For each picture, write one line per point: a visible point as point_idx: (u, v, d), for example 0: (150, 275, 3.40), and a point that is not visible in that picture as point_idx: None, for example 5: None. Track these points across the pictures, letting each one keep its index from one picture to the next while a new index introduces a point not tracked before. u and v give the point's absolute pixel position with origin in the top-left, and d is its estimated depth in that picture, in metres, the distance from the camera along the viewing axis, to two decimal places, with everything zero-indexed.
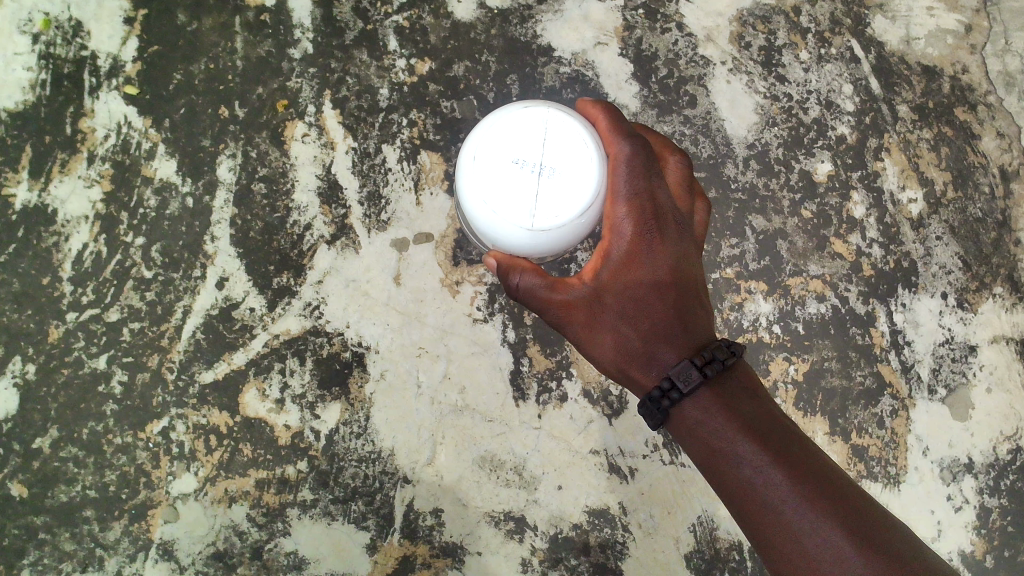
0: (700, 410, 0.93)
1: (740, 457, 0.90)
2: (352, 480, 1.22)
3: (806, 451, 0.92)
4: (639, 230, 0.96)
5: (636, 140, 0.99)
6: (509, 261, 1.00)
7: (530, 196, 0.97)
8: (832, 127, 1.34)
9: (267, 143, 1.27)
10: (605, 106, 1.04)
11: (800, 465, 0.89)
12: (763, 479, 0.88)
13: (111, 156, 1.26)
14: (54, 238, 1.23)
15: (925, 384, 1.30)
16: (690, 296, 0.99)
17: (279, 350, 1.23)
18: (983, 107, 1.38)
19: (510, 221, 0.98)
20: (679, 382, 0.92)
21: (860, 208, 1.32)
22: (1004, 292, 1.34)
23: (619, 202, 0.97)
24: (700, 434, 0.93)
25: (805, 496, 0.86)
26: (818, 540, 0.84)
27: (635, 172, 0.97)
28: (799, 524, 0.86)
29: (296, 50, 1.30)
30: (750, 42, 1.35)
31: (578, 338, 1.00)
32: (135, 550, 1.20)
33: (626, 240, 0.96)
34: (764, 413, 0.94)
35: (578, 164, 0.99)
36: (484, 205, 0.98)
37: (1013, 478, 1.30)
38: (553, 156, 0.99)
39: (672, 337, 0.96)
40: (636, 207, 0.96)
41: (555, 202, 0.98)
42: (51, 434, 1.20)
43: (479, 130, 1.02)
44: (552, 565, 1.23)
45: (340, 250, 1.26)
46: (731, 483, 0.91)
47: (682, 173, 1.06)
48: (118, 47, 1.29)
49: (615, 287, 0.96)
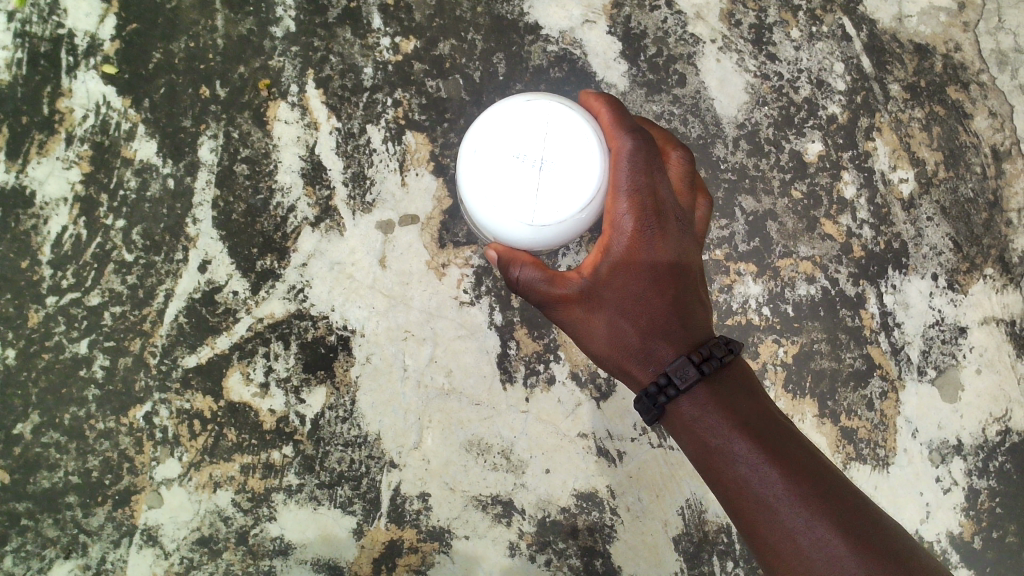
0: (696, 406, 0.92)
1: (736, 455, 0.89)
2: (338, 464, 1.21)
3: (802, 448, 0.91)
4: (639, 226, 0.93)
5: (640, 134, 0.96)
6: (509, 254, 0.99)
7: (530, 192, 0.96)
8: (822, 107, 1.32)
9: (249, 123, 1.25)
10: (608, 99, 1.02)
11: (796, 463, 0.88)
12: (758, 477, 0.87)
13: (90, 136, 1.24)
14: (32, 221, 1.21)
15: (915, 366, 1.29)
16: (688, 292, 0.98)
17: (263, 333, 1.22)
18: (976, 85, 1.36)
19: (509, 216, 0.96)
20: (676, 379, 0.91)
21: (851, 188, 1.31)
22: (995, 274, 1.33)
23: (620, 197, 0.93)
24: (696, 430, 0.92)
25: (799, 494, 0.85)
26: (813, 539, 0.83)
27: (638, 167, 0.93)
28: (792, 523, 0.84)
29: (278, 28, 1.27)
30: (741, 19, 1.33)
31: (576, 332, 0.99)
32: (119, 536, 1.18)
33: (627, 236, 0.93)
34: (761, 410, 0.94)
35: (580, 159, 0.97)
36: (483, 199, 0.97)
37: (1001, 460, 1.29)
38: (554, 150, 0.97)
39: (670, 333, 0.95)
40: (637, 203, 0.93)
41: (555, 197, 0.96)
42: (32, 420, 1.19)
43: (478, 122, 1.00)
44: (540, 549, 1.22)
45: (324, 232, 1.24)
46: (726, 480, 0.90)
47: (683, 168, 1.04)
48: (96, 26, 1.26)
49: (613, 282, 0.95)
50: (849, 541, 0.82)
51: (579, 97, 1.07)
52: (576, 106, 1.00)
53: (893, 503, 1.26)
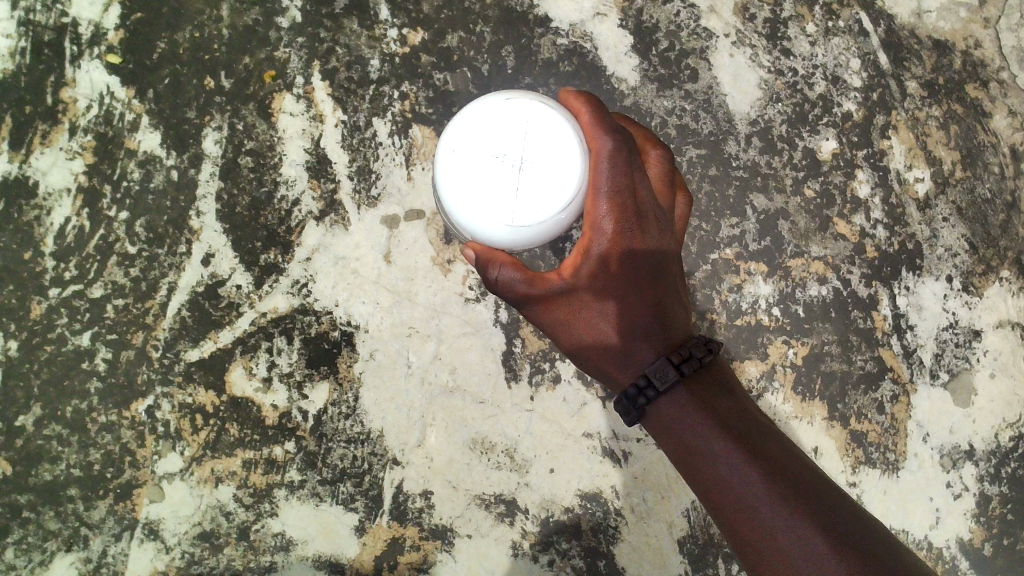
0: (676, 407, 0.92)
1: (715, 454, 0.88)
2: (340, 461, 1.20)
3: (783, 448, 0.90)
4: (620, 227, 0.91)
5: (620, 133, 0.92)
6: (488, 253, 0.95)
7: (509, 193, 0.94)
8: (838, 104, 1.29)
9: (254, 115, 1.23)
10: (588, 98, 0.98)
11: (775, 461, 0.86)
12: (735, 474, 0.86)
13: (94, 127, 1.22)
14: (35, 212, 1.21)
15: (927, 369, 1.27)
16: (668, 293, 0.97)
17: (266, 328, 1.20)
18: (995, 83, 1.33)
19: (488, 217, 0.94)
20: (656, 379, 0.91)
21: (865, 187, 1.28)
22: (1011, 276, 1.30)
23: (600, 198, 0.91)
24: (676, 431, 0.92)
25: (778, 491, 0.83)
26: (794, 537, 0.80)
27: (619, 168, 0.90)
28: (772, 521, 0.82)
29: (284, 18, 1.25)
30: (756, 13, 1.30)
31: (555, 332, 0.98)
32: (120, 530, 1.18)
33: (607, 238, 0.91)
34: (741, 411, 0.93)
35: (560, 158, 0.95)
36: (464, 194, 0.95)
37: (1014, 466, 1.27)
38: (535, 149, 0.95)
39: (651, 335, 0.94)
40: (617, 204, 0.90)
41: (535, 198, 0.94)
42: (34, 412, 1.18)
43: (457, 120, 0.98)
44: (543, 549, 1.21)
45: (329, 227, 1.23)
46: (706, 481, 0.89)
47: (663, 167, 1.02)
48: (100, 15, 1.25)
49: (594, 284, 0.93)
50: (828, 537, 0.79)
51: (561, 96, 1.02)
52: (556, 106, 0.98)
53: (902, 507, 1.24)
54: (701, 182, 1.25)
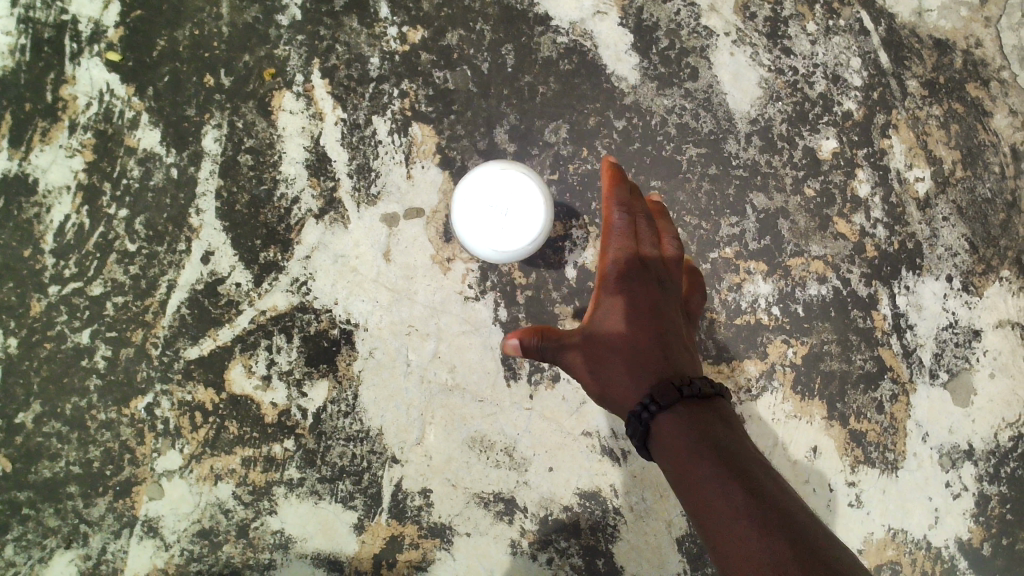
0: (674, 427, 0.90)
1: (703, 473, 0.84)
2: (339, 459, 1.20)
3: (774, 478, 0.85)
4: (623, 271, 1.04)
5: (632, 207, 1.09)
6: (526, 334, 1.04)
7: (496, 220, 1.06)
8: (838, 103, 1.29)
9: (254, 113, 1.23)
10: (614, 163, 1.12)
11: (761, 484, 0.82)
12: (718, 489, 0.81)
13: (93, 124, 1.22)
14: (35, 209, 1.21)
15: (927, 368, 1.26)
16: (676, 339, 1.01)
17: (266, 326, 1.21)
18: (996, 83, 1.33)
19: (478, 240, 1.06)
20: (657, 397, 0.92)
21: (865, 186, 1.28)
22: (1011, 276, 1.29)
23: (608, 245, 1.07)
24: (671, 451, 0.89)
25: (759, 507, 0.78)
26: (766, 551, 0.74)
27: (629, 228, 1.07)
28: (747, 535, 0.76)
29: (283, 16, 1.25)
30: (756, 12, 1.29)
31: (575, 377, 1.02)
32: (119, 527, 1.18)
33: (608, 279, 1.04)
34: (741, 445, 0.90)
35: (530, 196, 1.08)
36: (460, 222, 1.07)
37: (1013, 466, 1.27)
38: (513, 170, 1.08)
39: (657, 368, 0.96)
40: (623, 259, 1.05)
41: (516, 228, 1.07)
42: (33, 409, 1.18)
43: None
44: (542, 547, 1.21)
45: (328, 225, 1.23)
46: (691, 498, 0.84)
47: (671, 233, 1.12)
48: (100, 12, 1.25)
49: (606, 327, 1.01)
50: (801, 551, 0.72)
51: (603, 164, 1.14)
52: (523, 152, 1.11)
53: (901, 507, 1.24)
54: (701, 181, 1.26)
